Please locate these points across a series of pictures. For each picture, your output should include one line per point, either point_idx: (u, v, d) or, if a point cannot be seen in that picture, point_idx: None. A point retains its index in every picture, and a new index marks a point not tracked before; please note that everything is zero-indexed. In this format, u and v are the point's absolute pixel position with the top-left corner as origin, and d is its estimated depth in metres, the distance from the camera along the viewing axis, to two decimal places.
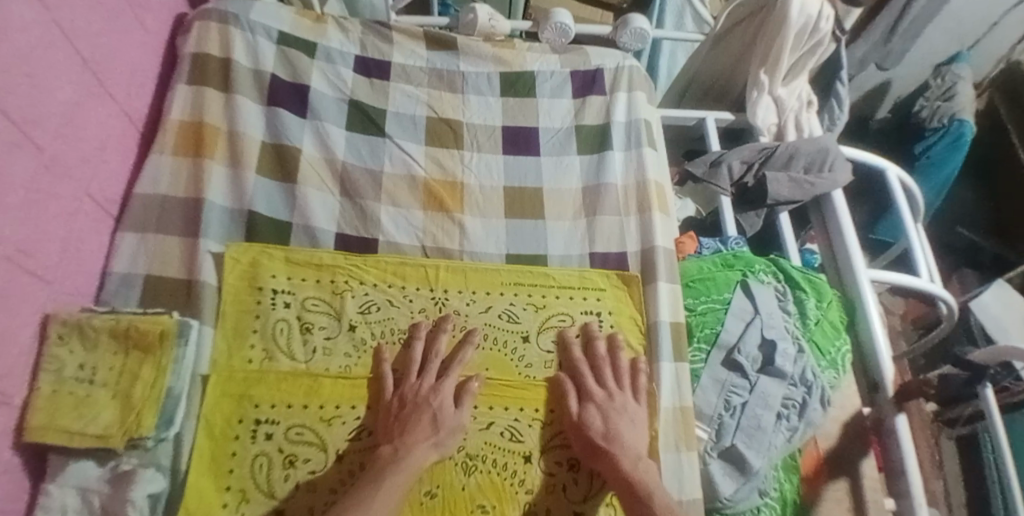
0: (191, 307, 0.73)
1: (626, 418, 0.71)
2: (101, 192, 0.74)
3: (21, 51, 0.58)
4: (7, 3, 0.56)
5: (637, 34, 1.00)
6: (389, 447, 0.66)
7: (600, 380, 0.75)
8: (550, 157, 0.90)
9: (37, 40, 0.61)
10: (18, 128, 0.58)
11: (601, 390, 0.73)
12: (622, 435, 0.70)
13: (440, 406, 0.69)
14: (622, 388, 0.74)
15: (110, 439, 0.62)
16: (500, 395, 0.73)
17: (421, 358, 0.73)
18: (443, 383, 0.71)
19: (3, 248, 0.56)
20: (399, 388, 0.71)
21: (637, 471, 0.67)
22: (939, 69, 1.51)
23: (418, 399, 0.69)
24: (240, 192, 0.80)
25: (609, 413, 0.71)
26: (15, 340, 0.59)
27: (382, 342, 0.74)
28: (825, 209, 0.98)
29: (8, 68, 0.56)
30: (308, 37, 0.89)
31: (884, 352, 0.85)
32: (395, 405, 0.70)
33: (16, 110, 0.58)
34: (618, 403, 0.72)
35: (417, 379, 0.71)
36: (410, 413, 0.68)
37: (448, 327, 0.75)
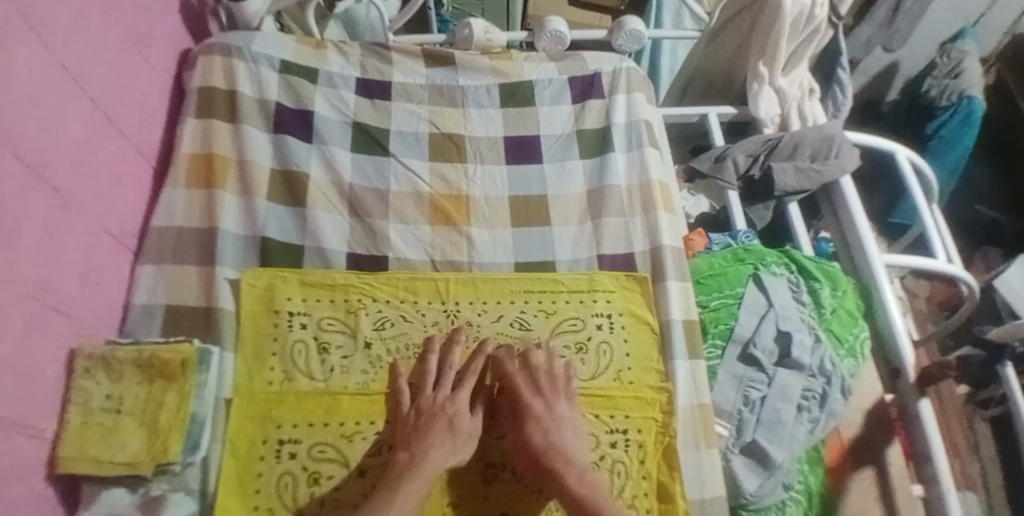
0: (211, 333, 0.75)
1: (569, 429, 0.70)
2: (119, 227, 0.77)
3: (32, 95, 0.61)
4: (15, 51, 0.58)
5: (634, 35, 1.00)
6: (406, 454, 0.67)
7: (535, 391, 0.72)
8: (553, 163, 0.91)
9: (46, 83, 0.63)
10: (32, 170, 0.61)
11: (533, 404, 0.70)
12: (564, 448, 0.68)
13: (456, 412, 0.70)
14: (554, 396, 0.71)
15: (138, 466, 0.64)
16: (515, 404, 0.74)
17: (435, 369, 0.74)
18: (459, 393, 0.72)
19: (23, 285, 0.59)
20: (416, 401, 0.72)
21: (583, 486, 0.65)
22: (944, 47, 1.51)
23: (434, 408, 0.70)
24: (252, 219, 0.82)
25: (549, 427, 0.69)
26: (42, 373, 0.62)
27: (398, 358, 0.76)
28: (835, 197, 0.98)
29: (19, 114, 0.59)
30: (309, 64, 0.91)
31: (903, 338, 0.83)
32: (412, 416, 0.71)
33: (29, 153, 0.60)
34: (551, 416, 0.70)
35: (433, 390, 0.72)
36: (425, 422, 0.69)
37: (461, 339, 0.76)
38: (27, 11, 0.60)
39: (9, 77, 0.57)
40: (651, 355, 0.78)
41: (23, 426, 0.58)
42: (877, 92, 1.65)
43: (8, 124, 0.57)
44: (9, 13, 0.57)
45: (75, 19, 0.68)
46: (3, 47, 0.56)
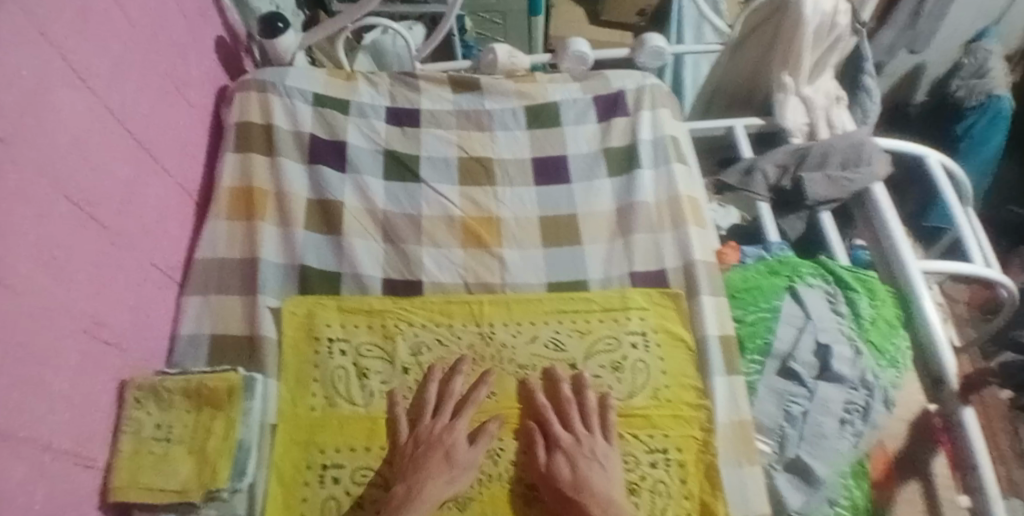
0: (255, 362, 0.77)
1: (596, 462, 0.69)
2: (165, 261, 0.80)
3: (79, 139, 0.65)
4: (62, 98, 0.62)
5: (656, 52, 1.01)
6: (403, 486, 0.67)
7: (568, 424, 0.73)
8: (581, 182, 0.91)
9: (92, 127, 0.67)
10: (81, 209, 0.65)
11: (562, 436, 0.72)
12: (592, 483, 0.68)
13: (453, 443, 0.70)
14: (586, 432, 0.72)
15: (188, 493, 0.66)
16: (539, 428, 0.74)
17: (435, 397, 0.75)
18: (457, 422, 0.72)
19: (74, 320, 0.62)
20: (416, 429, 0.73)
21: None
22: (968, 47, 1.48)
23: (431, 438, 0.71)
24: (291, 248, 0.84)
25: (577, 461, 0.69)
26: (94, 403, 0.65)
27: (397, 387, 0.76)
28: (868, 206, 0.96)
29: (69, 158, 0.63)
30: (340, 96, 0.94)
31: (945, 348, 0.81)
32: (410, 445, 0.71)
33: (78, 193, 0.64)
34: (582, 450, 0.70)
35: (432, 419, 0.73)
36: (423, 452, 0.70)
37: (463, 369, 0.76)
38: (70, 58, 0.64)
39: (58, 124, 0.61)
40: (687, 372, 0.78)
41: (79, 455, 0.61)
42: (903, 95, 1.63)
43: (57, 167, 0.61)
44: (52, 62, 0.61)
45: (118, 65, 0.72)
46: (53, 97, 0.60)
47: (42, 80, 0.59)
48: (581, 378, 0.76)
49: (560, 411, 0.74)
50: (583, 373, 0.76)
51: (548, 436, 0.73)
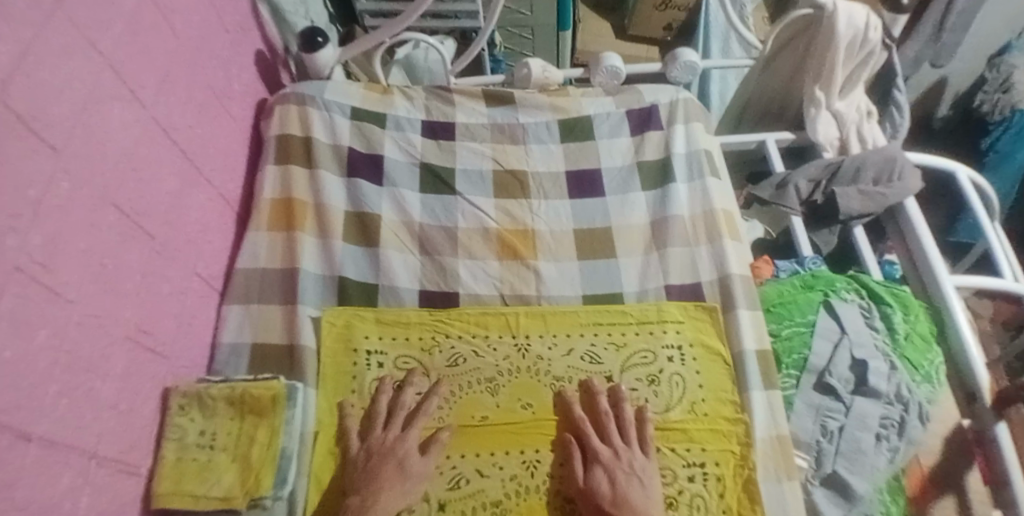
0: (295, 372, 0.78)
1: (635, 478, 0.69)
2: (208, 270, 0.81)
3: (128, 150, 0.66)
4: (112, 110, 0.64)
5: (688, 66, 1.01)
6: (357, 498, 0.67)
7: (606, 438, 0.73)
8: (615, 195, 0.92)
9: (140, 137, 0.69)
10: (130, 218, 0.66)
11: (601, 450, 0.71)
12: (631, 499, 0.67)
13: (405, 453, 0.70)
14: (624, 445, 0.72)
15: (232, 500, 0.66)
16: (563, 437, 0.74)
17: (386, 408, 0.75)
18: (408, 433, 0.72)
19: (119, 329, 0.64)
20: (366, 440, 0.73)
21: None
22: (992, 61, 1.46)
23: (383, 449, 0.71)
24: (330, 260, 0.85)
25: (616, 475, 0.69)
26: (138, 410, 0.66)
27: (347, 398, 0.77)
28: (901, 220, 0.96)
29: (117, 168, 0.65)
30: (377, 110, 0.96)
31: (978, 362, 0.81)
32: (363, 455, 0.71)
33: (127, 203, 0.66)
34: (621, 465, 0.70)
35: (383, 430, 0.73)
36: (375, 463, 0.70)
37: (414, 381, 0.77)
38: (120, 69, 0.66)
39: (107, 136, 0.63)
40: (724, 386, 0.77)
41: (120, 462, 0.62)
42: (927, 108, 1.64)
43: (106, 178, 0.63)
44: (103, 73, 0.63)
45: (165, 77, 0.74)
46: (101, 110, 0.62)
47: (93, 91, 0.61)
48: (618, 390, 0.76)
49: (599, 425, 0.74)
50: (620, 385, 0.77)
51: (586, 450, 0.73)
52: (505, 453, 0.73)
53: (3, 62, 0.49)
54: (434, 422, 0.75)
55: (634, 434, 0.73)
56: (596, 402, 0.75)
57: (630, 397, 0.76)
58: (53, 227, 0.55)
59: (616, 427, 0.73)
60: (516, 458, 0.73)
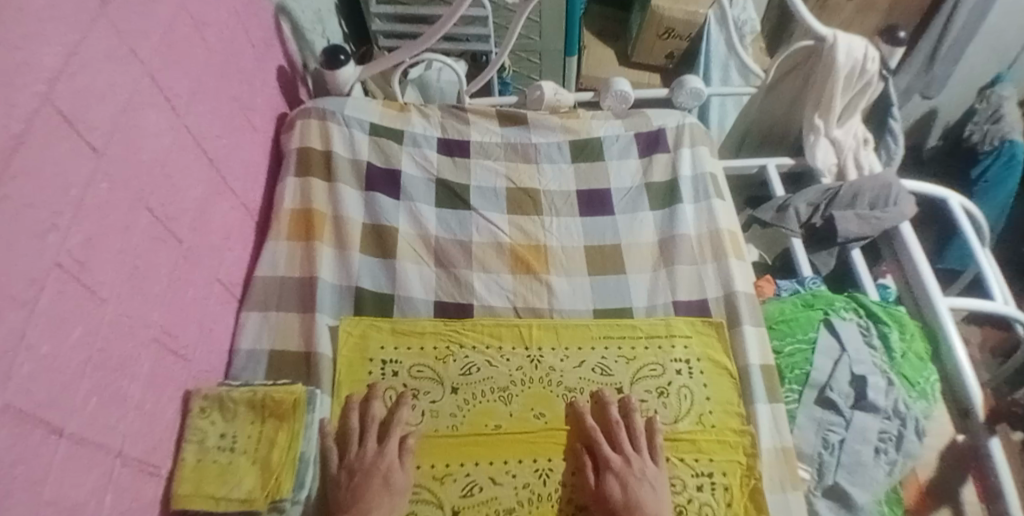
0: (311, 379, 0.79)
1: (646, 484, 0.71)
2: (229, 277, 0.83)
3: (161, 157, 0.69)
4: (147, 118, 0.66)
5: (694, 93, 1.06)
6: None
7: (616, 446, 0.74)
8: (624, 214, 0.95)
9: (172, 143, 0.71)
10: (160, 222, 0.68)
11: (612, 458, 0.73)
12: (643, 502, 0.69)
13: (389, 467, 0.71)
14: (633, 452, 0.74)
15: (253, 503, 0.66)
16: (574, 447, 0.76)
17: (359, 427, 0.75)
18: (387, 446, 0.73)
19: (147, 329, 0.66)
20: (343, 462, 0.73)
21: None
22: (984, 93, 1.58)
23: (365, 467, 0.72)
24: (346, 270, 0.87)
25: (628, 480, 0.71)
26: (160, 410, 0.67)
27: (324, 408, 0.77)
28: (897, 243, 1.01)
29: (149, 172, 0.67)
30: (395, 126, 0.99)
31: (973, 381, 0.85)
32: (344, 476, 0.72)
33: (158, 208, 0.68)
34: (631, 470, 0.72)
35: (359, 448, 0.74)
36: (360, 481, 0.70)
37: (379, 394, 0.78)
38: (157, 77, 0.68)
39: (142, 141, 0.65)
40: (731, 399, 0.80)
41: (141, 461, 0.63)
42: (917, 138, 1.77)
43: (141, 182, 0.65)
44: (142, 81, 0.65)
45: (197, 88, 0.77)
46: (138, 117, 0.65)
47: (131, 97, 0.64)
48: (627, 401, 0.78)
49: (609, 435, 0.76)
50: (630, 396, 0.79)
51: (597, 458, 0.74)
52: (517, 461, 0.75)
53: (50, 66, 0.52)
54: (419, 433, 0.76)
55: (644, 444, 0.75)
56: (607, 413, 0.77)
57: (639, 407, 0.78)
58: (91, 227, 0.57)
59: (619, 439, 0.75)
60: (529, 467, 0.75)
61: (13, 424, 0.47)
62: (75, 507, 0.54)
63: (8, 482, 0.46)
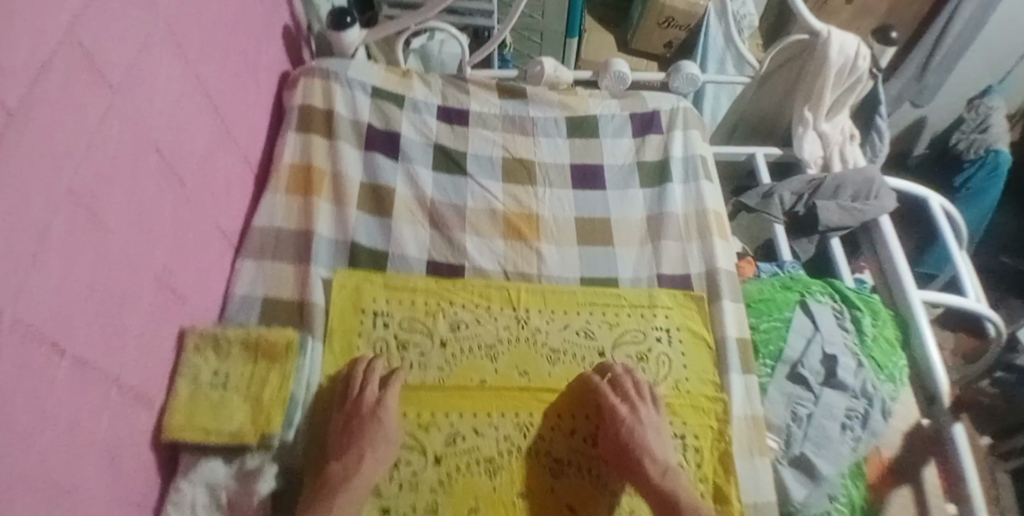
0: (304, 326, 0.81)
1: (652, 429, 0.75)
2: (227, 225, 0.85)
3: (172, 100, 0.70)
4: (160, 61, 0.67)
5: (689, 79, 1.09)
6: (339, 466, 0.70)
7: (621, 393, 0.77)
8: (615, 190, 0.98)
9: (182, 88, 0.72)
10: (167, 164, 0.70)
11: (618, 407, 0.75)
12: (652, 445, 0.73)
13: (383, 415, 0.73)
14: (639, 399, 0.77)
15: (244, 436, 0.70)
16: (571, 404, 0.80)
17: (362, 373, 0.76)
18: (386, 400, 0.74)
19: (150, 267, 0.67)
20: (346, 400, 0.75)
21: (667, 480, 0.71)
22: (972, 103, 1.64)
23: (364, 412, 0.73)
24: (343, 225, 0.89)
25: (634, 426, 0.74)
26: (156, 345, 0.69)
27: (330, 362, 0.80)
28: (874, 235, 1.05)
29: (159, 114, 0.68)
30: (396, 91, 1.01)
31: (938, 367, 0.90)
32: (341, 421, 0.74)
33: (166, 150, 0.69)
34: (638, 417, 0.75)
35: (358, 394, 0.75)
36: (357, 425, 0.72)
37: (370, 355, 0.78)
38: (172, 23, 0.69)
39: (154, 83, 0.67)
40: (707, 368, 0.84)
41: (137, 391, 0.65)
42: (905, 146, 1.82)
43: (152, 123, 0.66)
44: (157, 24, 0.67)
45: (208, 37, 0.78)
46: (152, 59, 0.66)
47: (147, 39, 0.65)
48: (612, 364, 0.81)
49: (615, 385, 0.78)
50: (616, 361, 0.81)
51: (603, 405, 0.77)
52: (501, 414, 0.78)
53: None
54: (413, 382, 0.79)
55: (650, 393, 0.78)
56: (610, 370, 0.80)
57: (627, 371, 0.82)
58: (102, 159, 0.58)
59: (628, 392, 0.77)
60: (511, 420, 0.78)
61: (21, 339, 0.49)
62: (73, 427, 0.56)
63: (13, 394, 0.48)
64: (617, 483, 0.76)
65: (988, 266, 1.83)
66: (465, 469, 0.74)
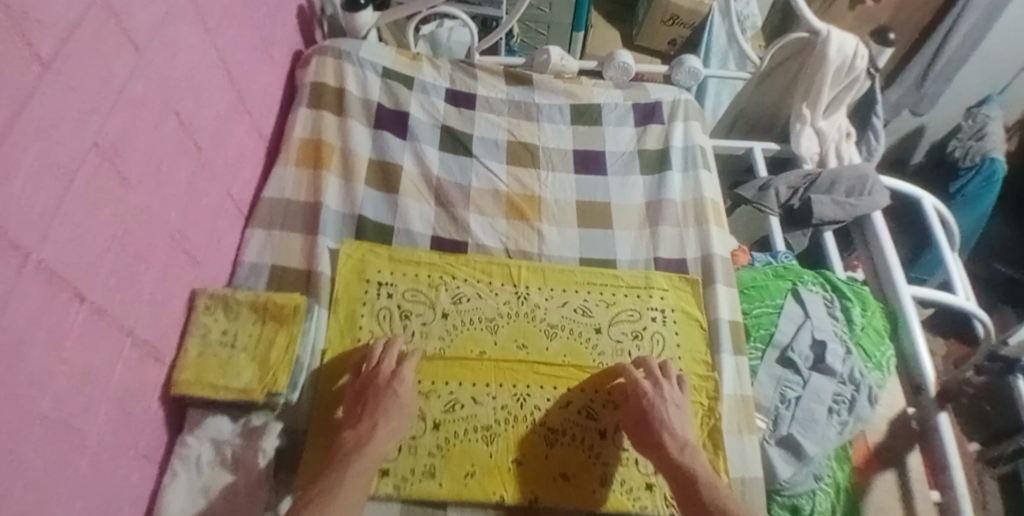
0: (310, 294, 0.84)
1: (672, 406, 0.76)
2: (239, 194, 0.87)
3: (191, 68, 0.72)
4: (181, 29, 0.70)
5: (691, 72, 1.11)
6: (353, 435, 0.70)
7: (646, 372, 0.79)
8: (616, 176, 1.01)
9: (201, 57, 0.75)
10: (184, 129, 0.72)
11: (642, 385, 0.77)
12: (672, 423, 0.74)
13: (399, 387, 0.74)
14: (663, 379, 0.79)
15: (252, 393, 0.72)
16: (580, 379, 0.82)
17: (382, 347, 0.78)
18: (402, 373, 0.75)
19: (165, 227, 0.69)
20: (362, 370, 0.77)
21: (685, 457, 0.72)
22: (970, 112, 1.67)
23: (378, 384, 0.74)
24: (350, 199, 0.92)
25: (656, 402, 0.75)
26: (169, 303, 0.71)
27: (342, 335, 0.82)
28: (867, 230, 1.07)
29: (179, 80, 0.70)
30: (406, 72, 1.04)
31: (925, 357, 0.93)
32: (355, 389, 0.76)
33: (184, 115, 0.72)
34: (660, 392, 0.77)
35: (375, 365, 0.76)
36: (370, 395, 0.74)
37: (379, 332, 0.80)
38: None
39: (176, 49, 0.69)
40: (700, 348, 0.87)
41: (149, 346, 0.67)
42: (904, 153, 1.86)
43: (172, 88, 0.69)
44: None
45: (228, 10, 0.80)
46: (175, 25, 0.68)
47: (172, 6, 0.67)
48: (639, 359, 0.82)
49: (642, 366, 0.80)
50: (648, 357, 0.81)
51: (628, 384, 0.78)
52: (498, 385, 0.80)
53: None
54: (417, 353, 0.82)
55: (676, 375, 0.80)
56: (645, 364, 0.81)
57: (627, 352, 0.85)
58: (126, 118, 0.61)
59: (653, 371, 0.79)
60: (508, 391, 0.80)
61: (44, 281, 0.51)
62: (87, 374, 0.57)
63: (34, 333, 0.50)
64: (611, 453, 0.78)
65: (983, 274, 1.86)
66: (463, 436, 0.77)
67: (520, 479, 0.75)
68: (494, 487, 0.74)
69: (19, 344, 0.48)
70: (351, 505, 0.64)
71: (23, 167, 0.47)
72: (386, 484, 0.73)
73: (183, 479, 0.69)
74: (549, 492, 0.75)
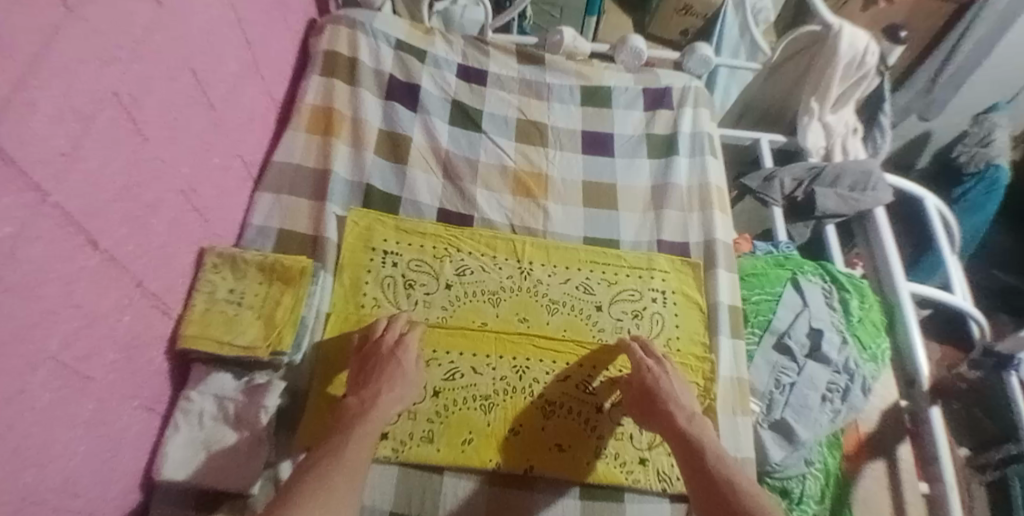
0: (317, 258, 0.85)
1: (675, 382, 0.77)
2: (249, 156, 0.88)
3: (208, 27, 0.73)
4: None
5: (702, 60, 1.11)
6: (356, 399, 0.71)
7: (646, 350, 0.80)
8: (623, 158, 1.02)
9: (219, 17, 0.75)
10: (199, 86, 0.72)
11: (644, 362, 0.78)
12: (678, 396, 0.75)
13: (404, 355, 0.75)
14: (663, 357, 0.80)
15: (255, 350, 0.72)
16: (579, 355, 0.83)
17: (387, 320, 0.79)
18: (408, 341, 0.76)
19: (176, 182, 0.70)
20: (368, 339, 0.78)
21: (691, 426, 0.72)
22: (978, 118, 1.66)
23: (383, 352, 0.75)
24: (359, 168, 0.92)
25: (660, 377, 0.77)
26: (177, 258, 0.72)
27: (347, 301, 0.83)
28: (868, 224, 1.08)
29: (197, 36, 0.70)
30: (419, 46, 1.04)
31: (920, 355, 0.94)
32: (359, 357, 0.76)
33: (199, 72, 0.72)
34: (662, 369, 0.78)
35: (380, 335, 0.77)
36: (375, 363, 0.75)
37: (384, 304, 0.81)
38: None
39: (194, 4, 0.69)
40: (698, 330, 0.88)
41: (156, 299, 0.68)
42: (909, 158, 1.86)
43: (189, 43, 0.69)
44: None
45: None
46: None
47: None
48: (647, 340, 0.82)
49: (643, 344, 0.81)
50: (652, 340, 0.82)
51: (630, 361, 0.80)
52: (499, 356, 0.81)
53: None
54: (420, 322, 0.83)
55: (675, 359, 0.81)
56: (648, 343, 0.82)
57: (627, 331, 0.86)
58: (144, 69, 0.61)
59: (654, 350, 0.80)
60: (508, 362, 0.81)
61: (59, 222, 0.51)
62: (95, 317, 0.58)
63: (46, 273, 0.51)
64: (606, 427, 0.80)
65: (982, 282, 1.87)
66: (461, 403, 0.78)
67: (515, 449, 0.77)
68: (490, 455, 0.76)
69: (31, 281, 0.49)
70: (358, 464, 0.64)
71: (44, 106, 0.48)
72: (385, 447, 0.74)
73: (185, 433, 0.70)
74: (544, 461, 0.76)
